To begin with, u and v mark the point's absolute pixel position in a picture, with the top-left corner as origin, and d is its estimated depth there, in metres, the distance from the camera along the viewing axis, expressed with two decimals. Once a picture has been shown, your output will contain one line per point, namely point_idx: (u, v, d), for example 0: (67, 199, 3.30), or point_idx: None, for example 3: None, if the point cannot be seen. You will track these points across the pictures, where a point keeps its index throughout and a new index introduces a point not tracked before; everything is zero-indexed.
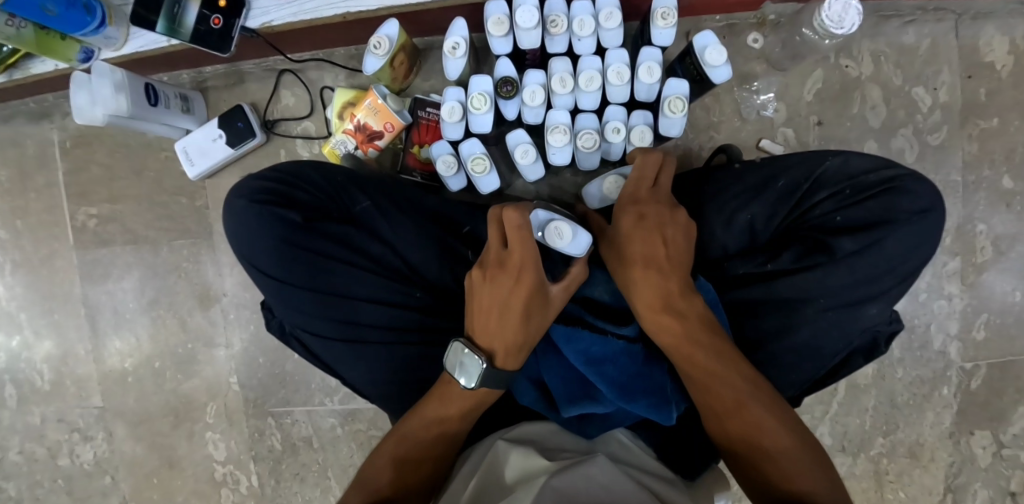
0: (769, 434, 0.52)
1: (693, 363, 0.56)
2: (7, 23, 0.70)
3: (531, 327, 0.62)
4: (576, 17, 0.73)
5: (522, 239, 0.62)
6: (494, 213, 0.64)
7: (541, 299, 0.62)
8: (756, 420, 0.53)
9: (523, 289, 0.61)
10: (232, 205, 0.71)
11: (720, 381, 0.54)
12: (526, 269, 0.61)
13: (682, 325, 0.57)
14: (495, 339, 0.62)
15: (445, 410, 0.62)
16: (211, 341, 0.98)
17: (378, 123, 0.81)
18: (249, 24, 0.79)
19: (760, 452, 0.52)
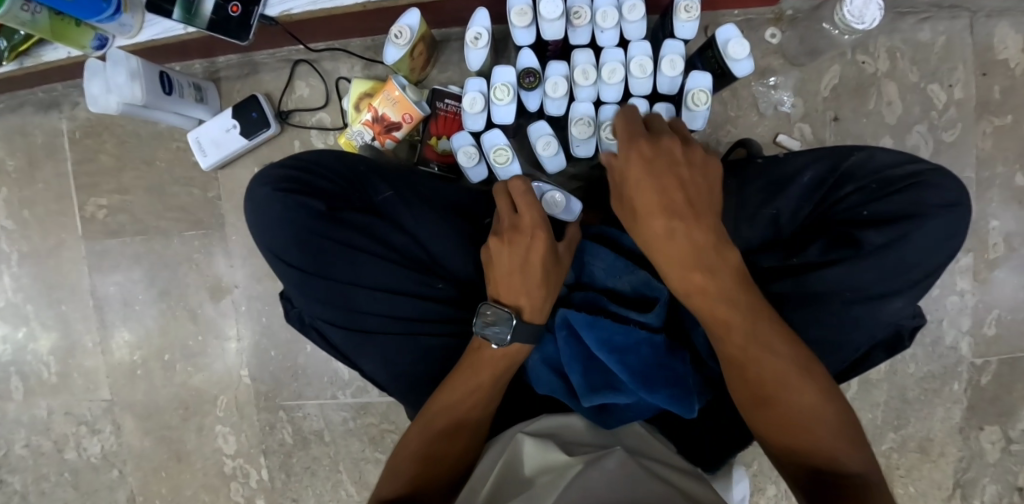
0: (803, 404, 0.49)
1: (724, 323, 0.53)
2: (22, 8, 0.69)
3: (551, 282, 0.66)
4: (599, 9, 0.73)
5: (529, 204, 0.67)
6: (500, 186, 0.69)
7: (555, 255, 0.66)
8: (791, 388, 0.50)
9: (540, 245, 0.65)
10: (256, 193, 0.71)
11: (752, 343, 0.52)
12: (541, 227, 0.66)
13: (714, 282, 0.54)
14: (522, 295, 0.65)
15: (471, 390, 0.63)
16: (222, 333, 0.98)
17: (396, 114, 0.81)
18: (268, 13, 0.78)
19: (793, 423, 0.50)
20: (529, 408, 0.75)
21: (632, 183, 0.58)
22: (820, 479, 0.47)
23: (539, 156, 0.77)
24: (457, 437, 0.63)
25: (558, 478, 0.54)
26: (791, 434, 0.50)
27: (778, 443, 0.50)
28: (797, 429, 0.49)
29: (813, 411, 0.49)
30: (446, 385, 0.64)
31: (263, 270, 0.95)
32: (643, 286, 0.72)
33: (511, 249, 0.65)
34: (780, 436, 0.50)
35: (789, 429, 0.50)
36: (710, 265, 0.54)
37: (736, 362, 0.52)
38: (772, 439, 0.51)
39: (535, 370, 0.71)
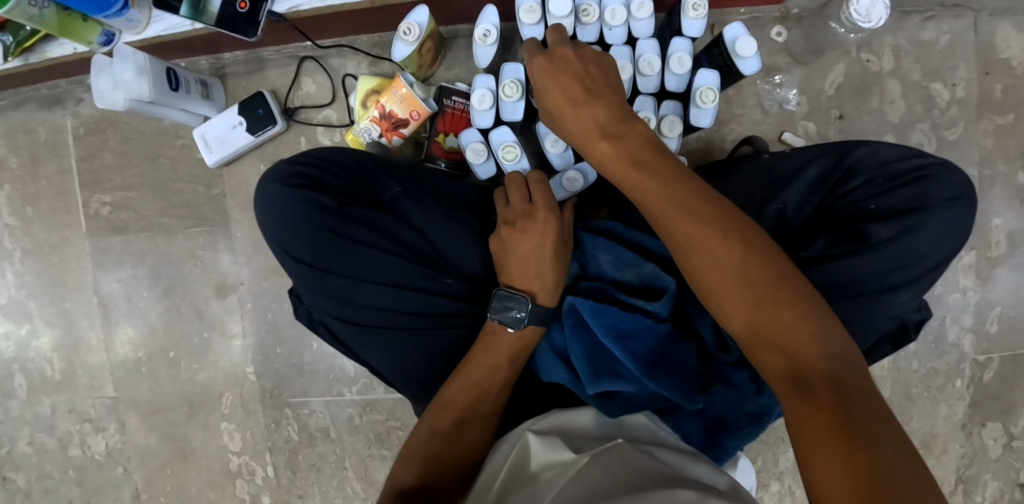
0: (775, 306, 0.46)
1: (683, 233, 0.50)
2: (30, 3, 0.69)
3: (562, 267, 0.67)
4: (608, 7, 0.74)
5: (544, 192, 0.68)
6: (516, 176, 0.70)
7: (564, 240, 0.68)
8: (764, 293, 0.46)
9: (553, 231, 0.66)
10: (265, 189, 0.71)
11: (717, 251, 0.49)
12: (555, 217, 0.67)
13: (670, 192, 0.52)
14: (535, 282, 0.66)
15: (481, 379, 0.64)
16: (227, 330, 0.97)
17: (403, 111, 0.81)
18: (276, 9, 0.78)
19: (773, 331, 0.45)
20: (537, 405, 0.75)
21: (551, 88, 0.60)
22: (799, 386, 0.42)
23: (546, 151, 0.78)
24: (475, 424, 0.64)
25: (560, 476, 0.54)
26: (770, 343, 0.45)
27: (760, 354, 0.46)
28: (775, 336, 0.45)
29: (790, 315, 0.45)
30: (457, 374, 0.66)
31: (269, 267, 0.95)
32: (650, 278, 0.72)
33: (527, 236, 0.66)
34: (761, 346, 0.46)
35: (766, 337, 0.46)
36: (613, 136, 0.57)
37: (702, 273, 0.50)
38: (753, 350, 0.47)
39: (541, 354, 0.73)
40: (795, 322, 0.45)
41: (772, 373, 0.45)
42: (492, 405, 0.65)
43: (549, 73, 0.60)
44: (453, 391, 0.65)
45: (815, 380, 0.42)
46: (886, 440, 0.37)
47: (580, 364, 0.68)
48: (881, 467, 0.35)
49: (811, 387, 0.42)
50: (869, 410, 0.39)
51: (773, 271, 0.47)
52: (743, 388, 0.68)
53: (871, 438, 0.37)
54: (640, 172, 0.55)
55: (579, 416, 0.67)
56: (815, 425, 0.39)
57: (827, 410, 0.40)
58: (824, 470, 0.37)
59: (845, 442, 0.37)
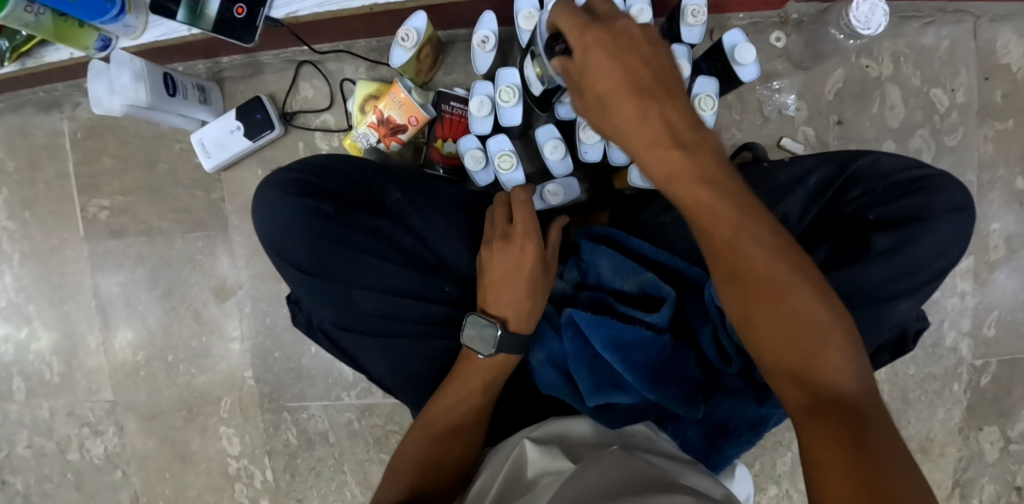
0: (806, 334, 0.43)
1: (720, 247, 0.46)
2: (25, 9, 0.69)
3: (539, 293, 0.66)
4: None
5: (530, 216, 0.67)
6: (501, 196, 0.70)
7: (545, 265, 0.66)
8: (795, 320, 0.43)
9: (530, 258, 0.65)
10: (264, 195, 0.71)
11: (752, 270, 0.45)
12: (530, 239, 0.65)
13: (713, 201, 0.46)
14: (508, 307, 0.65)
15: (466, 395, 0.64)
16: (226, 335, 0.97)
17: (401, 117, 0.81)
18: (274, 15, 0.78)
19: (800, 359, 0.43)
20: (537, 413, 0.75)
21: (594, 72, 0.48)
22: (821, 422, 0.41)
23: (546, 158, 0.78)
24: (463, 438, 0.64)
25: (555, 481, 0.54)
26: (794, 371, 0.43)
27: (780, 380, 0.44)
28: (801, 366, 0.43)
29: (820, 344, 0.42)
30: (441, 391, 0.65)
31: (267, 271, 0.95)
32: (650, 286, 0.73)
33: (501, 258, 0.66)
34: (785, 374, 0.44)
35: (791, 366, 0.43)
36: (682, 138, 0.47)
37: (732, 290, 0.46)
38: (773, 375, 0.45)
39: (539, 368, 0.72)
40: (823, 352, 0.42)
41: (793, 402, 0.43)
42: (478, 418, 0.65)
43: (606, 53, 0.47)
44: (438, 409, 0.64)
45: (837, 416, 0.40)
46: (903, 486, 0.36)
47: (580, 374, 0.68)
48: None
49: (834, 424, 0.40)
50: (889, 451, 0.38)
51: (808, 295, 0.44)
52: (744, 397, 0.68)
53: (890, 486, 0.36)
54: (705, 184, 0.46)
55: (577, 424, 0.68)
56: (835, 464, 0.38)
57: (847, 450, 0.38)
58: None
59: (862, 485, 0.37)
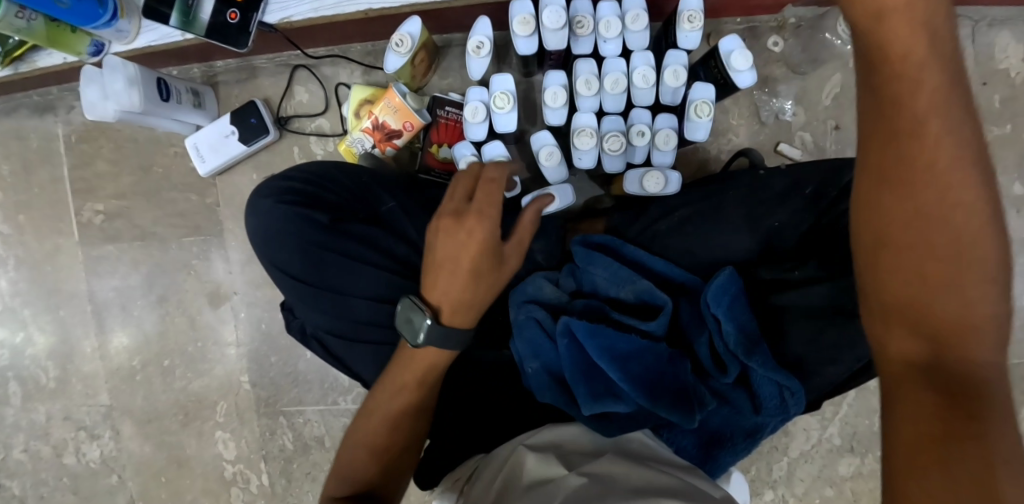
0: (958, 287, 0.35)
1: (899, 166, 0.37)
2: (17, 15, 0.68)
3: (482, 288, 0.62)
4: (603, 18, 0.73)
5: (491, 202, 0.61)
6: (470, 169, 0.64)
7: (495, 259, 0.61)
8: (948, 268, 0.36)
9: (474, 249, 0.60)
10: (259, 204, 0.71)
11: (927, 199, 0.36)
12: (480, 227, 0.60)
13: (931, 115, 0.36)
14: (444, 294, 0.61)
15: (383, 418, 0.62)
16: (222, 340, 0.97)
17: (397, 122, 0.80)
18: (267, 20, 0.78)
19: (930, 311, 0.36)
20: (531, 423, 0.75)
21: None
22: (930, 383, 0.34)
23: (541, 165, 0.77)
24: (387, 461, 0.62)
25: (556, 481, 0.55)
26: (920, 323, 0.36)
27: (893, 325, 0.37)
28: (934, 321, 0.36)
29: (968, 303, 0.35)
30: (360, 415, 0.64)
31: (262, 276, 0.95)
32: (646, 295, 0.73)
33: (448, 239, 0.61)
34: (903, 320, 0.37)
35: (920, 316, 0.36)
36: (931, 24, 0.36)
37: (884, 210, 0.38)
38: (885, 317, 0.38)
39: (534, 376, 0.71)
40: (973, 314, 0.35)
41: (898, 355, 0.36)
42: (416, 408, 0.63)
43: None
44: (356, 436, 0.62)
45: (953, 382, 0.34)
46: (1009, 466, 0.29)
47: (576, 384, 0.68)
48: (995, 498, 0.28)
49: (941, 389, 0.34)
50: (1002, 428, 0.31)
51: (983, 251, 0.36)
52: (739, 405, 0.68)
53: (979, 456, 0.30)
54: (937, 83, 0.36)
55: (573, 431, 0.68)
56: (926, 431, 0.32)
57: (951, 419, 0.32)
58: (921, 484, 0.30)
59: (955, 459, 0.30)
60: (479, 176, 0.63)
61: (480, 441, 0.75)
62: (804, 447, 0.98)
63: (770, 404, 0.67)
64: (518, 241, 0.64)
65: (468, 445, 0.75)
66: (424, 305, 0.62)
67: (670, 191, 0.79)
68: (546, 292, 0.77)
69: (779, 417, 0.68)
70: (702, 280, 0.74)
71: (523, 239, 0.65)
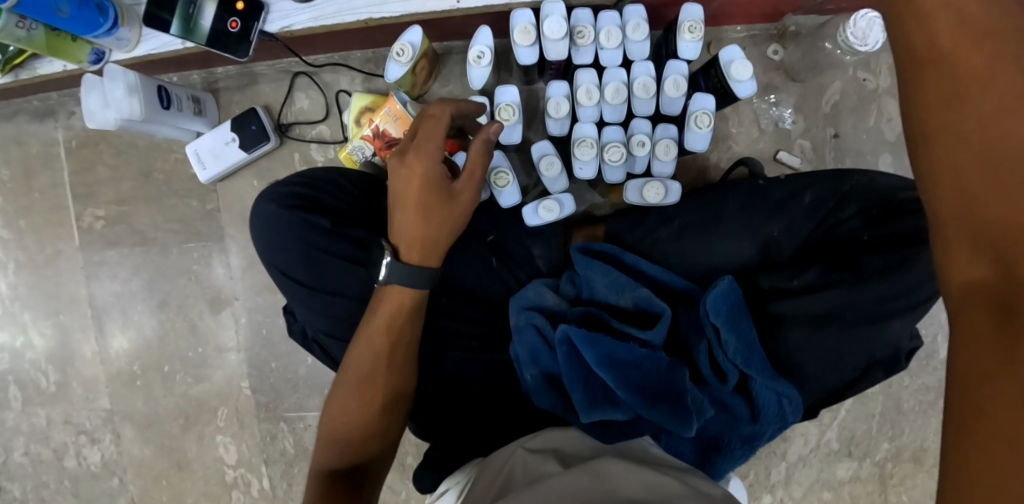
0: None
1: (946, 82, 0.33)
2: (16, 24, 0.68)
3: (433, 222, 0.61)
4: (603, 28, 0.73)
5: (429, 136, 0.60)
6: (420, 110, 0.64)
7: (441, 193, 0.61)
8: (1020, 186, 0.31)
9: (416, 184, 0.60)
10: (261, 208, 0.71)
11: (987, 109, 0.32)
12: (419, 161, 0.60)
13: (974, 34, 0.32)
14: (400, 233, 0.62)
15: (348, 397, 0.61)
16: (223, 345, 0.98)
17: (397, 130, 0.80)
18: (268, 29, 0.77)
19: (1001, 229, 0.31)
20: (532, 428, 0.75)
21: None
22: (995, 317, 0.30)
23: (541, 175, 0.78)
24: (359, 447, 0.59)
25: (555, 480, 0.56)
26: (989, 242, 0.31)
27: (956, 248, 0.32)
28: (1005, 236, 0.30)
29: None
30: (329, 402, 0.62)
31: (262, 282, 0.95)
32: (645, 303, 0.73)
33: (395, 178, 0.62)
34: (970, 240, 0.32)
35: (988, 234, 0.31)
36: None
37: (936, 120, 0.33)
38: (946, 240, 0.33)
39: (532, 383, 0.72)
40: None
41: (963, 281, 0.32)
42: (394, 354, 0.62)
43: None
44: (327, 424, 0.61)
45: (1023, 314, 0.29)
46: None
47: (575, 391, 0.69)
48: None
49: (1005, 324, 0.29)
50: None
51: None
52: (737, 412, 0.69)
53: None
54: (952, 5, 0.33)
55: (573, 435, 0.68)
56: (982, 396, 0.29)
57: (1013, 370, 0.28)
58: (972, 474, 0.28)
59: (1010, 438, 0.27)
60: (423, 114, 0.63)
61: (476, 443, 0.75)
62: (802, 451, 0.98)
63: (768, 412, 0.68)
64: (469, 176, 0.62)
65: (464, 447, 0.75)
66: (386, 244, 0.63)
67: (669, 201, 0.78)
68: (547, 298, 0.76)
69: (776, 425, 0.69)
70: (701, 288, 0.74)
71: (477, 174, 0.63)
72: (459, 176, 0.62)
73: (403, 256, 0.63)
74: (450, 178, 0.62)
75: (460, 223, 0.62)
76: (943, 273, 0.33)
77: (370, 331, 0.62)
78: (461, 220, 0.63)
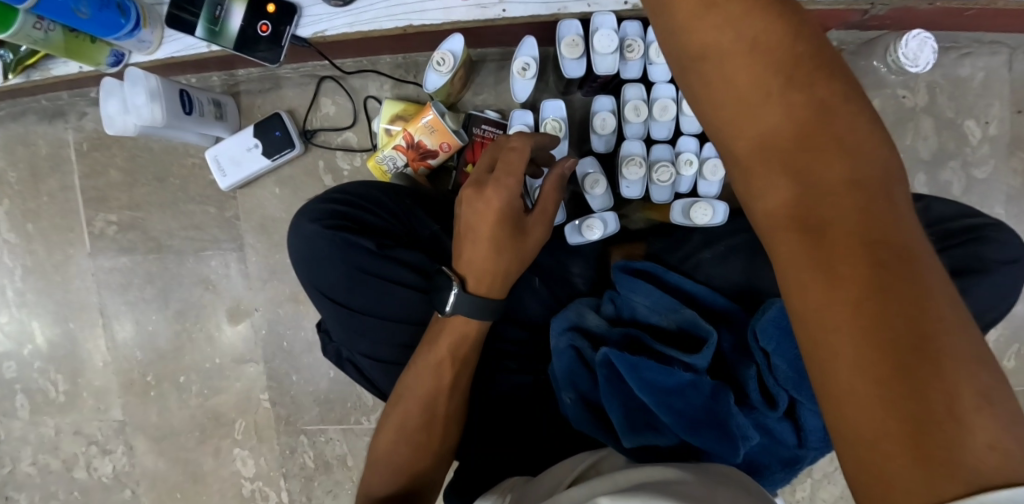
0: (811, 120, 0.33)
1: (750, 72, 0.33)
2: (34, 26, 0.64)
3: (504, 259, 0.61)
4: (653, 43, 0.70)
5: (509, 170, 0.59)
6: (493, 144, 0.63)
7: (517, 228, 0.60)
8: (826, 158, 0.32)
9: (491, 217, 0.59)
10: (301, 225, 0.69)
11: (787, 86, 0.33)
12: (498, 193, 0.59)
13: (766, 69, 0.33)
14: (470, 267, 0.61)
15: (402, 426, 0.62)
16: (242, 357, 0.94)
17: (433, 142, 0.76)
18: (300, 33, 0.73)
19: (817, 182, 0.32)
20: (544, 445, 0.72)
21: None
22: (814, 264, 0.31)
23: (585, 192, 0.76)
24: (413, 473, 0.62)
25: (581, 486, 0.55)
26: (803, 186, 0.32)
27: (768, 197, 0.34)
28: (796, 151, 0.33)
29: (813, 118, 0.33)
30: (381, 430, 0.63)
31: (284, 294, 0.92)
32: (687, 324, 0.71)
33: (469, 211, 0.60)
34: (774, 161, 0.34)
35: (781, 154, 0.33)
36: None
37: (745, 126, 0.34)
38: (747, 166, 0.35)
39: (570, 407, 0.69)
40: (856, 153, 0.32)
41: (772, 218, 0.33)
42: (451, 386, 0.62)
43: None
44: (380, 456, 0.62)
45: (829, 229, 0.31)
46: (951, 360, 0.26)
47: (614, 415, 0.66)
48: (954, 441, 0.25)
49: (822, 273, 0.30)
50: (905, 284, 0.28)
51: (809, 65, 0.33)
52: (781, 437, 0.66)
53: (903, 339, 0.27)
54: (735, 41, 0.33)
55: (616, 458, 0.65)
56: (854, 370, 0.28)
57: (861, 315, 0.28)
58: (873, 454, 0.27)
59: (889, 398, 0.27)
60: (501, 146, 0.62)
61: (489, 452, 0.73)
62: (827, 468, 0.98)
63: (813, 438, 0.65)
64: (541, 210, 0.62)
65: (477, 454, 0.74)
66: (452, 273, 0.62)
67: (713, 222, 0.79)
68: (588, 319, 0.74)
69: (819, 450, 0.66)
70: (746, 311, 0.72)
71: (549, 208, 0.63)
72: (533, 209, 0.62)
73: (470, 288, 0.62)
74: (523, 212, 0.62)
75: (528, 258, 0.63)
76: (751, 198, 0.35)
77: (427, 364, 0.62)
78: (529, 254, 0.63)
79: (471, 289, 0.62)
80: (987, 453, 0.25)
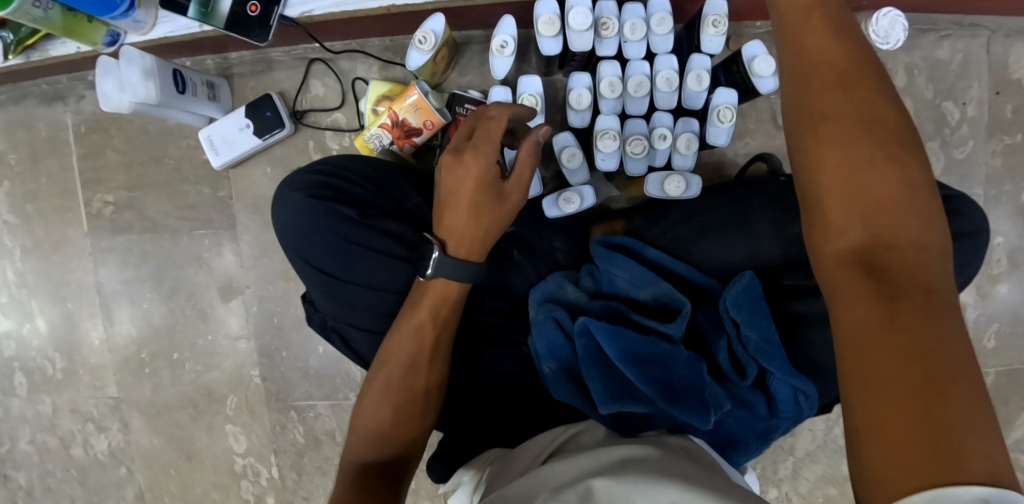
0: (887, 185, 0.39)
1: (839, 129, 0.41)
2: (33, 4, 0.67)
3: (484, 222, 0.63)
4: (627, 21, 0.73)
5: (488, 138, 0.62)
6: (473, 113, 0.65)
7: (495, 193, 0.63)
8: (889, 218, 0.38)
9: (472, 184, 0.62)
10: (288, 197, 0.71)
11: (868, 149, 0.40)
12: (477, 159, 0.61)
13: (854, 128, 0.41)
14: (452, 232, 0.63)
15: (385, 392, 0.63)
16: (233, 333, 0.97)
17: (417, 120, 0.79)
18: (288, 13, 0.76)
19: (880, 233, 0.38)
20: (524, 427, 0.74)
21: None
22: (870, 291, 0.36)
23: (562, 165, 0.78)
24: (396, 440, 0.63)
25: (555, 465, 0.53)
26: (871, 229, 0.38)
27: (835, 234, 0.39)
28: (879, 212, 0.38)
29: (893, 183, 0.39)
30: (364, 397, 0.65)
31: (274, 271, 0.94)
32: (665, 296, 0.73)
33: (451, 177, 0.63)
34: (845, 201, 0.40)
35: (866, 212, 0.39)
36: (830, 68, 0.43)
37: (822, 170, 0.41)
38: (824, 207, 0.41)
39: (551, 376, 0.71)
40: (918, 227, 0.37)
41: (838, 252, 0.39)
42: (433, 349, 0.64)
43: None
44: (363, 422, 0.63)
45: (895, 276, 0.36)
46: (975, 396, 0.30)
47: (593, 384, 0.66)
48: (959, 445, 0.28)
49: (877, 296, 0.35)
50: (959, 341, 0.32)
51: (891, 140, 0.40)
52: (755, 408, 0.66)
53: (938, 360, 0.31)
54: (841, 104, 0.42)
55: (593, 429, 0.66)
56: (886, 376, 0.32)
57: (902, 331, 0.33)
58: (886, 444, 0.30)
59: (910, 401, 0.30)
60: (481, 115, 0.64)
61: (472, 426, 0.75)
62: (810, 446, 0.99)
63: (785, 408, 0.65)
64: (518, 176, 0.64)
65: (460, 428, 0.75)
66: (433, 237, 0.64)
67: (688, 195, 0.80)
68: (567, 291, 0.76)
69: (792, 420, 0.66)
70: (719, 284, 0.74)
71: (526, 175, 0.65)
72: (512, 174, 0.64)
73: (449, 252, 0.64)
74: (501, 178, 0.64)
75: (506, 223, 0.64)
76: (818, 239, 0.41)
77: (410, 327, 0.64)
78: (507, 219, 0.65)
79: (451, 253, 0.64)
80: (985, 462, 0.28)
